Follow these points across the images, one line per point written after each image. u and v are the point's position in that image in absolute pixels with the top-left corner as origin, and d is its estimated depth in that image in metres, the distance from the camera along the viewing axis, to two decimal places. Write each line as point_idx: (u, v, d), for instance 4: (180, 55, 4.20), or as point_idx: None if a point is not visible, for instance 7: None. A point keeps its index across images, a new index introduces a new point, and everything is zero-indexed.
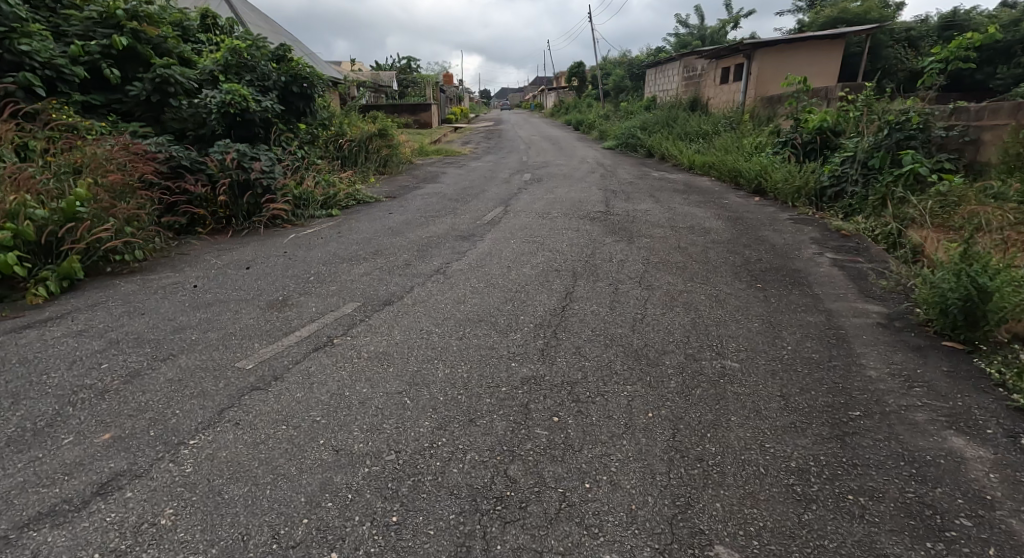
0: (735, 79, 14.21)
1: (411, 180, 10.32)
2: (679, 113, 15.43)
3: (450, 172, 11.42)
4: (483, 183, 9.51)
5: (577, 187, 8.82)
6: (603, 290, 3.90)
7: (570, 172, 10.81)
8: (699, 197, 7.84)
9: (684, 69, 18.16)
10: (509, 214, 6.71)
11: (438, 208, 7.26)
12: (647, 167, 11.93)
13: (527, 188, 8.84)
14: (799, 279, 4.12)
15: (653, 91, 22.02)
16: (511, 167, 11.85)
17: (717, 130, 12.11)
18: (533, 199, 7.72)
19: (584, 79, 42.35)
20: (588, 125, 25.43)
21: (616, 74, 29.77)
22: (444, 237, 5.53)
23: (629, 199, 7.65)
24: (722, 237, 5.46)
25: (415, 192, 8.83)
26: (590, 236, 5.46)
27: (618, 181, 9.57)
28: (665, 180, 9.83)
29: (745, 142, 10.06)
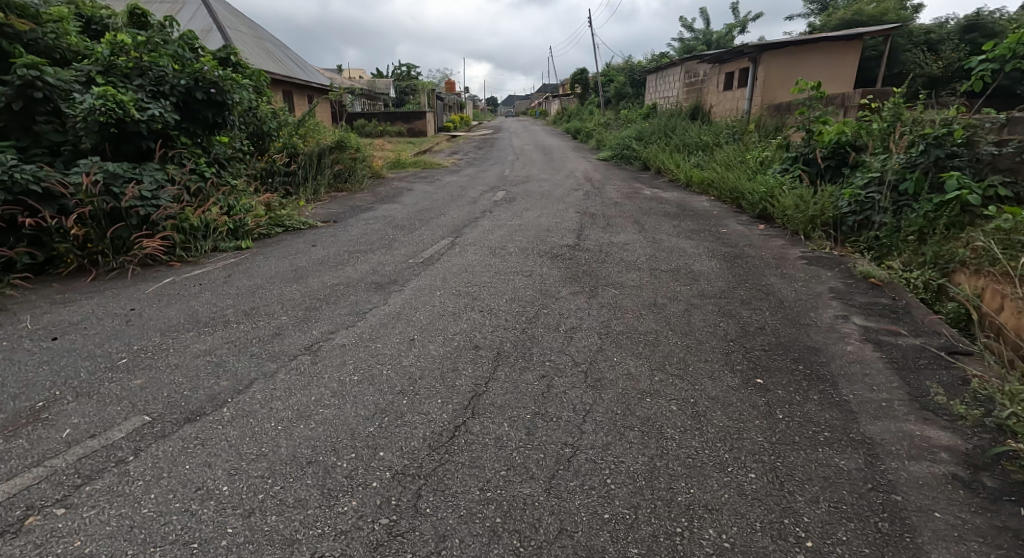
0: (739, 85, 12.95)
1: (368, 200, 9.12)
2: (678, 122, 14.19)
3: (418, 189, 10.22)
4: (445, 204, 8.29)
5: (551, 211, 7.60)
6: (529, 392, 2.66)
7: (550, 190, 9.59)
8: (691, 225, 6.59)
9: (686, 74, 16.88)
10: (455, 248, 5.50)
11: (375, 238, 6.06)
12: (639, 184, 10.70)
13: (493, 211, 7.63)
14: (817, 370, 2.85)
15: (654, 99, 20.76)
16: (487, 183, 10.63)
17: (719, 142, 10.85)
18: (493, 227, 6.50)
19: (586, 86, 41.23)
20: (586, 134, 24.25)
21: (617, 81, 28.53)
22: (357, 286, 4.34)
23: (607, 227, 6.43)
24: (712, 287, 4.21)
25: (363, 214, 7.63)
26: (540, 286, 4.24)
27: (601, 202, 8.33)
28: (655, 200, 8.58)
29: (750, 156, 8.78)
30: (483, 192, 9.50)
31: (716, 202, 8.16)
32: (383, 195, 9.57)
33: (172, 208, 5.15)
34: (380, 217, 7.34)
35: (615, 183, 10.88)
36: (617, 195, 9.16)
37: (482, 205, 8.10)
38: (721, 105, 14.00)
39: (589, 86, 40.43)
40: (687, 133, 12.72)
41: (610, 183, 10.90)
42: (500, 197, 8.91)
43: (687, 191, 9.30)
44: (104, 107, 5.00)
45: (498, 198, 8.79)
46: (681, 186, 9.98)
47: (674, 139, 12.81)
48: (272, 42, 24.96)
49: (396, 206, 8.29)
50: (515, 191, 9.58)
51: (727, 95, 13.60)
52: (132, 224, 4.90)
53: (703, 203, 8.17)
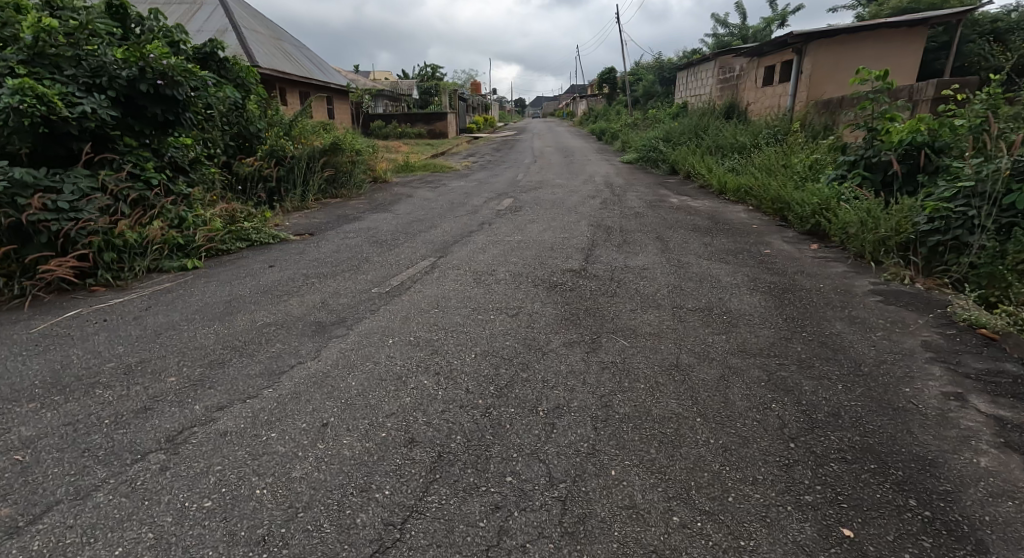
0: (781, 80, 11.70)
1: (361, 209, 8.26)
2: (711, 121, 12.98)
3: (419, 196, 9.33)
4: (441, 214, 7.36)
5: (561, 224, 6.60)
6: (470, 545, 1.68)
7: (563, 199, 8.58)
8: (726, 244, 5.49)
9: (720, 69, 15.60)
10: (434, 273, 4.55)
11: (347, 257, 5.16)
12: (665, 190, 9.59)
13: (494, 224, 6.67)
14: (939, 512, 1.80)
15: (685, 97, 19.48)
16: (495, 190, 9.66)
17: (758, 145, 9.68)
18: (488, 245, 5.52)
19: (614, 86, 39.95)
20: (612, 135, 23.12)
21: (646, 79, 27.25)
22: (294, 325, 3.41)
23: (623, 247, 5.39)
24: (758, 340, 3.15)
25: (348, 226, 6.77)
26: (524, 335, 3.25)
27: (621, 214, 7.28)
28: (683, 211, 7.47)
29: (796, 160, 7.61)
30: (488, 200, 8.54)
31: (754, 214, 7.01)
32: (379, 203, 8.70)
33: (98, 221, 4.30)
34: (363, 229, 6.45)
35: (638, 189, 9.79)
36: (640, 204, 8.08)
37: (484, 216, 7.14)
38: (760, 103, 12.75)
39: (617, 85, 39.10)
40: (721, 134, 11.55)
41: (633, 189, 9.81)
42: (506, 206, 7.94)
43: (720, 200, 8.16)
44: (22, 105, 4.14)
45: (503, 207, 7.82)
46: (713, 194, 8.83)
47: (707, 140, 11.64)
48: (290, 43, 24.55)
49: (387, 217, 7.40)
50: (524, 198, 8.59)
51: (766, 91, 12.35)
52: (42, 241, 4.04)
53: (739, 215, 7.03)
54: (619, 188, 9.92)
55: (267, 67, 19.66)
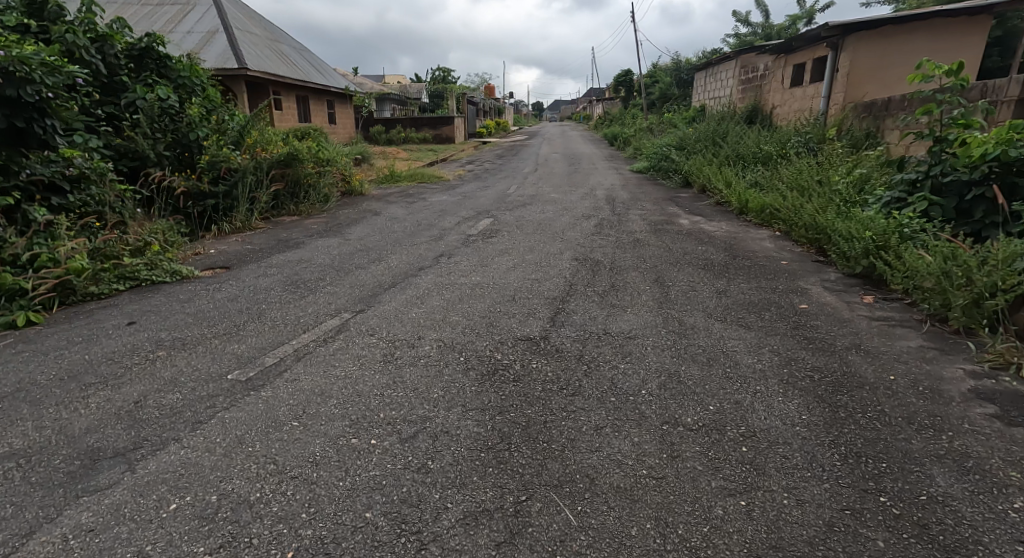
0: (812, 79, 10.24)
1: (312, 231, 7.07)
2: (730, 127, 11.56)
3: (387, 214, 8.10)
4: (397, 241, 6.11)
5: (539, 258, 5.30)
6: None
7: (551, 220, 7.28)
8: (748, 294, 4.13)
9: (742, 69, 14.11)
10: (336, 344, 3.28)
11: (242, 310, 3.92)
12: (674, 209, 8.21)
13: (455, 256, 5.41)
14: None
15: (702, 100, 18.03)
16: (477, 207, 8.40)
17: (783, 156, 8.31)
18: (434, 292, 4.25)
19: (629, 89, 38.48)
20: (625, 141, 21.78)
21: (662, 82, 25.81)
22: (53, 457, 2.15)
23: (608, 300, 4.07)
24: (802, 520, 1.84)
25: (278, 257, 5.56)
26: (403, 492, 1.97)
27: (617, 243, 5.94)
28: (693, 240, 6.11)
29: (832, 177, 6.24)
30: (463, 221, 7.28)
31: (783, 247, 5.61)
32: (337, 224, 7.49)
33: None
34: (291, 262, 5.22)
35: (641, 207, 8.44)
36: (642, 229, 6.72)
37: (448, 244, 5.88)
38: (786, 106, 11.28)
39: (634, 89, 37.56)
40: (740, 142, 10.17)
41: (639, 207, 8.43)
42: (480, 229, 6.67)
43: (740, 225, 6.78)
44: None
45: (476, 232, 6.55)
46: (731, 216, 7.44)
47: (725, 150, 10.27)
48: (288, 46, 23.74)
49: (333, 243, 6.16)
50: (505, 220, 7.30)
51: (794, 92, 10.87)
52: None
53: (763, 248, 5.64)
54: (621, 205, 8.57)
55: (258, 70, 18.69)
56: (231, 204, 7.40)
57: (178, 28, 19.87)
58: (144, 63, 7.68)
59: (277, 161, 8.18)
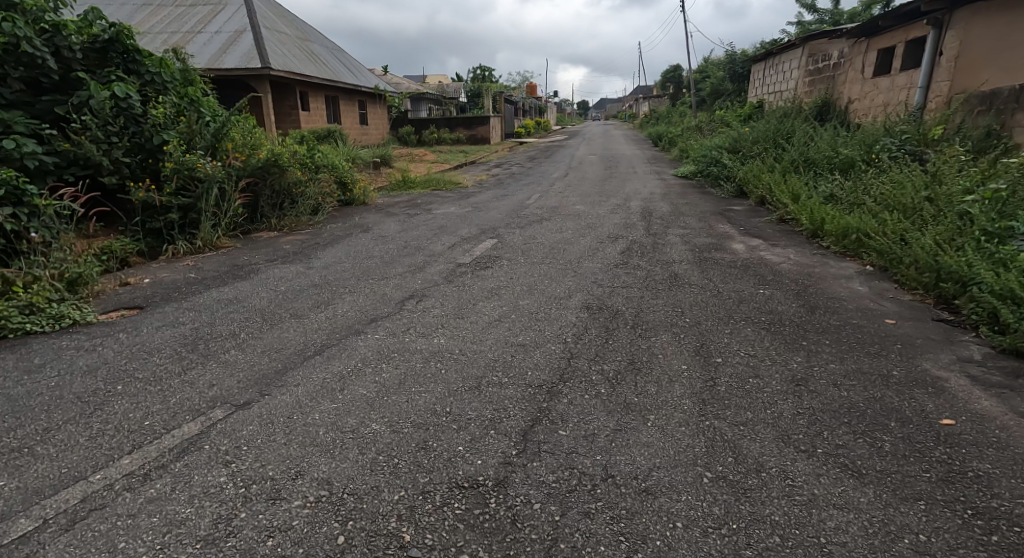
0: (902, 67, 8.57)
1: (281, 252, 5.98)
2: (794, 126, 9.87)
3: (378, 231, 6.98)
4: (367, 273, 4.90)
5: (539, 307, 3.95)
6: None
7: (568, 244, 5.90)
8: (848, 397, 2.63)
9: (810, 58, 12.28)
10: (156, 486, 1.97)
11: (84, 393, 2.68)
12: (725, 231, 6.67)
13: (429, 299, 4.15)
14: None
15: (759, 95, 16.19)
16: (486, 225, 7.17)
17: (869, 168, 6.65)
18: (369, 367, 2.97)
19: (679, 86, 36.32)
20: (670, 141, 20.09)
21: (712, 77, 23.88)
22: None
23: (623, 397, 2.67)
24: None
25: (212, 293, 4.42)
26: None
27: (648, 284, 4.51)
28: (750, 278, 4.61)
29: (953, 197, 4.71)
30: (460, 244, 6.02)
31: (880, 298, 4.05)
32: (314, 244, 6.39)
33: None
34: (218, 305, 4.08)
35: (683, 226, 6.94)
36: (683, 261, 5.24)
37: (427, 281, 4.63)
38: (868, 100, 9.56)
39: (682, 86, 35.50)
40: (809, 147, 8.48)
41: (681, 227, 6.92)
42: (476, 258, 5.38)
43: (813, 258, 5.20)
44: None
45: (471, 261, 5.27)
46: (799, 243, 5.85)
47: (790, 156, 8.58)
48: (318, 46, 23.14)
49: (292, 272, 5.02)
50: (512, 244, 5.99)
51: (879, 84, 9.21)
52: None
53: (852, 298, 4.08)
54: (658, 224, 7.09)
55: (282, 69, 18.02)
56: (196, 220, 6.37)
57: (206, 27, 19.44)
58: (108, 57, 6.67)
59: (257, 171, 7.12)
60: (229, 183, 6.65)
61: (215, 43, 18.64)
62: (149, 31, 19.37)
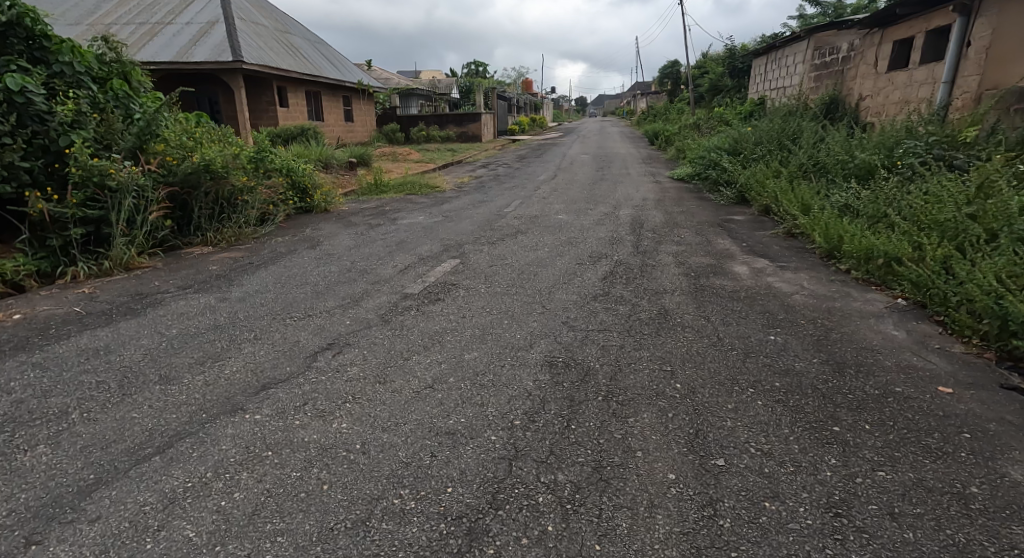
0: (922, 61, 7.75)
1: (201, 275, 5.08)
2: (799, 126, 9.04)
3: (325, 247, 6.08)
4: (290, 307, 4.03)
5: (489, 365, 3.10)
6: None
7: (540, 268, 5.05)
8: (913, 545, 1.77)
9: (815, 51, 11.51)
10: None
11: None
12: (725, 250, 5.82)
13: (353, 350, 3.28)
14: None
15: (759, 91, 15.35)
16: (453, 239, 6.31)
17: (891, 177, 5.79)
18: (223, 475, 2.09)
19: (677, 81, 35.43)
20: (667, 140, 19.24)
21: (712, 73, 22.93)
22: None
23: (580, 542, 1.81)
24: None
25: (84, 337, 3.54)
26: None
27: (631, 328, 3.66)
28: (755, 319, 3.76)
29: (1006, 218, 3.89)
30: (415, 266, 5.15)
31: (925, 354, 3.19)
32: (245, 264, 5.49)
33: None
34: (78, 358, 3.19)
35: (677, 244, 6.09)
36: (675, 293, 4.39)
37: (359, 321, 3.76)
38: (881, 96, 8.75)
39: (680, 81, 34.51)
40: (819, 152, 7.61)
41: (674, 244, 6.07)
42: (429, 286, 4.52)
43: (830, 290, 4.35)
44: None
45: (422, 291, 4.41)
46: (812, 267, 4.99)
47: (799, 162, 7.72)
48: (299, 40, 22.22)
49: (200, 304, 4.14)
50: (477, 267, 5.13)
51: (894, 79, 8.38)
52: None
53: (888, 353, 3.22)
54: (648, 240, 6.24)
55: (255, 63, 17.12)
56: (104, 235, 5.47)
57: (177, 19, 18.49)
58: (7, 43, 5.64)
59: (187, 179, 6.22)
60: (149, 192, 5.76)
61: (186, 36, 17.72)
62: (116, 23, 18.42)
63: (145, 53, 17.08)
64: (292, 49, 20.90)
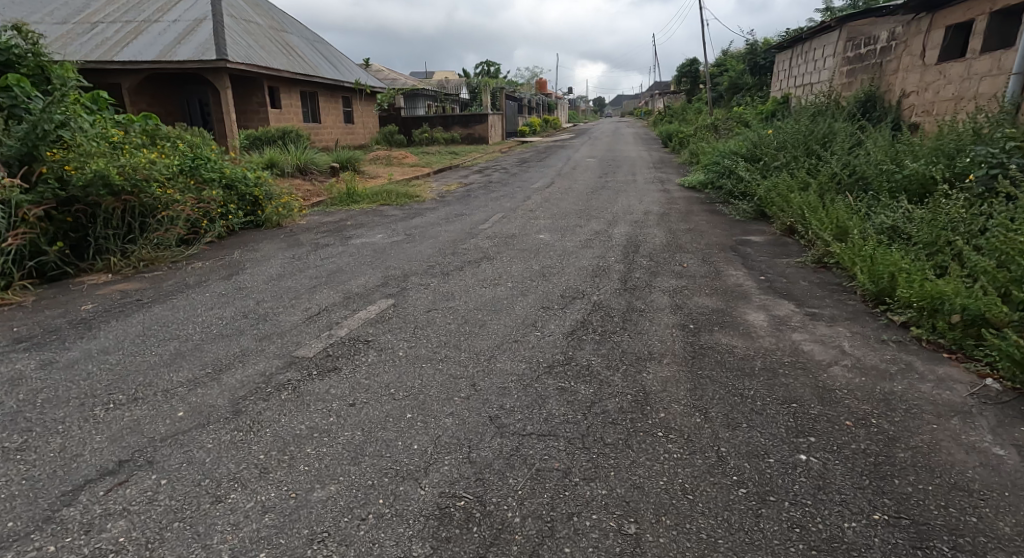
0: (984, 48, 6.47)
1: (63, 318, 4.02)
2: (830, 127, 7.75)
3: (242, 278, 5.00)
4: (123, 378, 2.93)
5: (342, 516, 1.94)
6: None
7: (491, 316, 3.91)
8: None
9: (849, 42, 10.27)
10: None
11: None
12: (737, 289, 4.59)
13: (149, 473, 2.15)
14: None
15: (783, 89, 14.03)
16: (402, 268, 5.21)
17: (956, 195, 4.50)
18: None
19: (695, 81, 33.95)
20: (681, 143, 17.96)
21: (732, 70, 21.47)
22: None
23: None
24: None
25: None
26: None
27: (587, 433, 2.47)
28: (775, 417, 2.55)
29: None
30: (333, 310, 4.04)
31: None
32: (129, 302, 4.42)
33: None
34: None
35: (674, 279, 4.89)
36: (662, 362, 3.20)
37: (199, 408, 2.64)
38: (930, 92, 7.46)
39: (699, 81, 33.04)
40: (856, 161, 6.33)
41: (672, 279, 4.87)
42: (333, 346, 3.40)
43: (881, 361, 3.11)
44: None
45: (320, 353, 3.30)
46: (852, 320, 3.74)
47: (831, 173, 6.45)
48: (296, 39, 21.46)
49: (13, 369, 3.07)
50: (411, 312, 4.00)
51: (948, 71, 7.08)
52: None
53: (996, 501, 1.98)
54: (640, 272, 5.05)
55: (241, 62, 16.32)
56: None
57: (165, 16, 17.79)
58: None
59: (79, 194, 5.28)
60: (21, 209, 4.82)
61: (171, 33, 16.98)
62: (102, 21, 17.74)
63: (128, 50, 16.32)
64: (286, 47, 20.10)
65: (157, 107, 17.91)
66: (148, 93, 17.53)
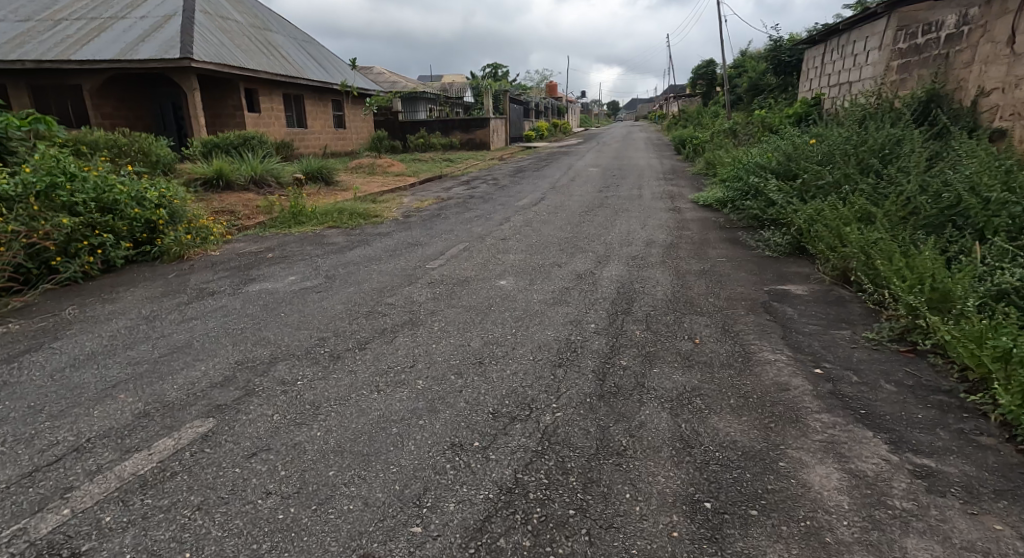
0: None
1: None
2: (888, 136, 6.02)
3: (40, 355, 3.40)
4: None
5: None
6: None
7: (353, 469, 2.26)
8: None
9: (899, 32, 8.51)
10: None
11: None
12: (781, 404, 2.89)
13: None
14: None
15: (812, 89, 12.26)
16: (280, 342, 3.58)
17: None
18: None
19: (711, 83, 32.17)
20: (696, 149, 16.21)
21: (753, 70, 19.64)
22: None
23: None
24: None
25: None
26: None
27: None
28: None
29: None
30: (102, 440, 2.41)
31: None
32: None
33: None
34: None
35: (680, 378, 3.20)
36: None
37: None
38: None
39: (715, 83, 31.27)
40: (938, 186, 4.62)
41: (676, 380, 3.17)
42: None
43: None
44: None
45: None
46: (1010, 506, 2.05)
47: (902, 202, 4.73)
48: (279, 38, 20.07)
49: None
50: (229, 452, 2.37)
51: None
52: None
53: None
54: (628, 362, 3.36)
55: (209, 60, 14.86)
56: None
57: (133, 12, 16.44)
58: None
59: None
60: None
61: (136, 31, 15.60)
62: (67, 18, 16.41)
63: (88, 48, 14.95)
64: (267, 46, 18.71)
65: (125, 111, 16.55)
66: (114, 97, 16.16)
